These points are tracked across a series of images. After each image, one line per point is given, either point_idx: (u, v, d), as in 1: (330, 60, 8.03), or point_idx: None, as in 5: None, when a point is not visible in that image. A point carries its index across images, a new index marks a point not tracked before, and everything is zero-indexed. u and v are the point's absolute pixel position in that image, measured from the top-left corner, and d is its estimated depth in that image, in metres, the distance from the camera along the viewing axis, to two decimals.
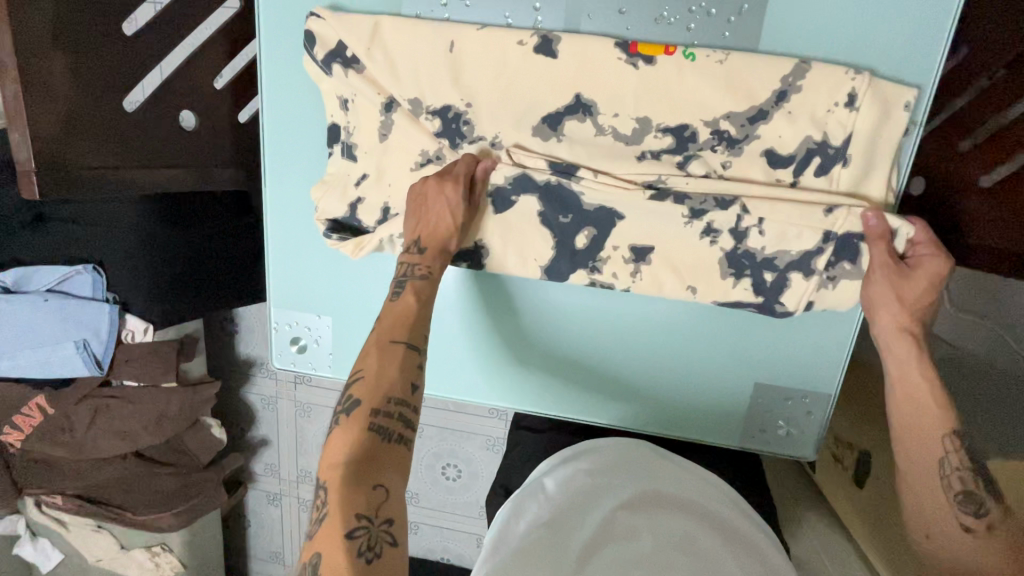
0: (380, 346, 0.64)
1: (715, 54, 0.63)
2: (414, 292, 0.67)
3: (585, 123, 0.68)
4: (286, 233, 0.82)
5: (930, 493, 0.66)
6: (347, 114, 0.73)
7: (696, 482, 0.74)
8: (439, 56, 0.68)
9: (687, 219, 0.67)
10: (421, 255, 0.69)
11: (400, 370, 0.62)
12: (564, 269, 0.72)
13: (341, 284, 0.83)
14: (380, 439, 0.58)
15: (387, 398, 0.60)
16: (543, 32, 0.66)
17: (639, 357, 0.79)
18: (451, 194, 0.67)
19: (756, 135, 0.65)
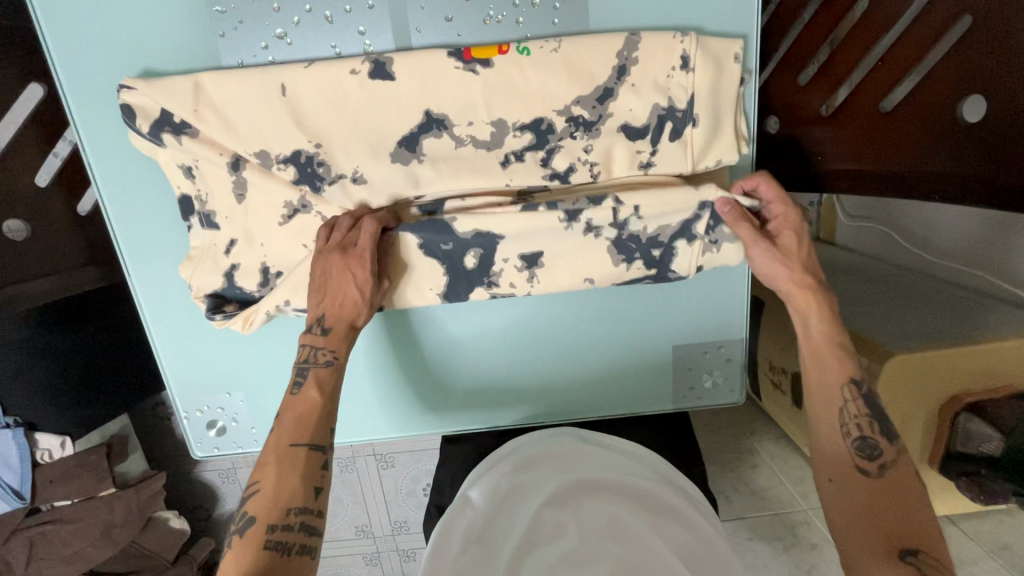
0: (281, 449, 0.62)
1: (548, 44, 0.63)
2: (317, 385, 0.66)
3: (442, 138, 0.66)
4: (169, 317, 0.76)
5: (830, 433, 0.68)
6: (196, 182, 0.68)
7: (622, 462, 0.76)
8: (274, 102, 0.64)
9: (565, 223, 0.67)
10: (324, 337, 0.66)
11: (301, 476, 0.61)
12: (462, 290, 0.71)
13: (243, 354, 0.79)
14: (279, 552, 0.56)
15: (287, 510, 0.58)
16: (374, 57, 0.64)
17: (552, 356, 0.79)
18: (359, 274, 0.65)
19: (608, 113, 0.65)
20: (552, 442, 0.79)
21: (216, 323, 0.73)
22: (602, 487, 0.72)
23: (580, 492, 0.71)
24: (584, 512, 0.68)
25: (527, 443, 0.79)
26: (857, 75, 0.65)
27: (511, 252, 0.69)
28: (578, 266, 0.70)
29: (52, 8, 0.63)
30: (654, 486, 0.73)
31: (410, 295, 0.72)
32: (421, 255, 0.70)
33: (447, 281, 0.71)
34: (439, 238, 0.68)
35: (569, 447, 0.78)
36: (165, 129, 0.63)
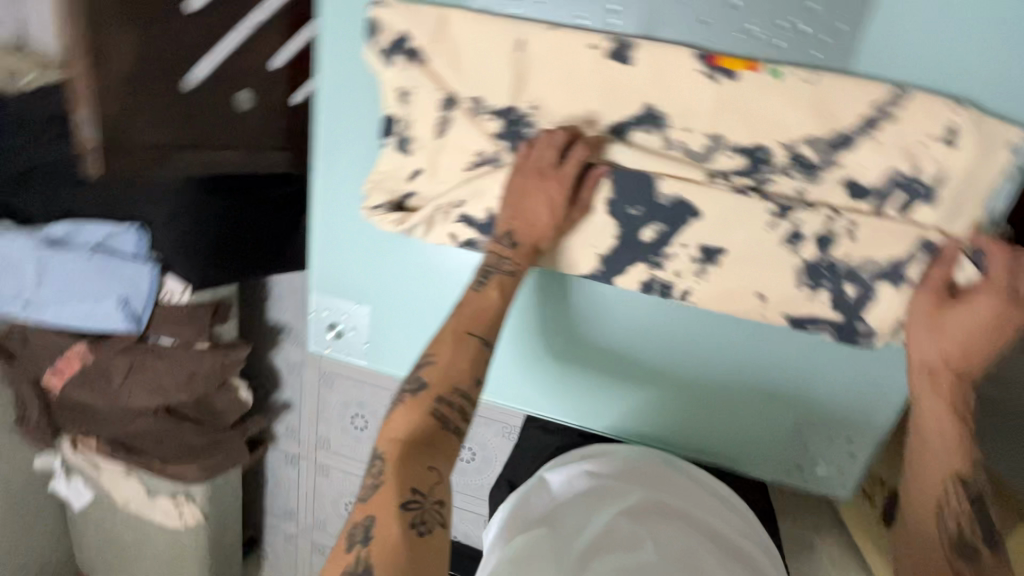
0: (456, 335, 0.70)
1: (803, 74, 0.59)
2: (499, 288, 0.70)
3: (653, 136, 0.65)
4: (333, 220, 0.81)
5: (924, 512, 0.66)
6: (405, 106, 0.71)
7: (711, 505, 0.80)
8: (506, 54, 0.65)
9: (775, 215, 0.63)
10: (512, 248, 0.70)
11: (468, 365, 0.69)
12: (624, 260, 0.70)
13: (380, 276, 0.83)
14: (438, 419, 0.66)
15: (451, 389, 0.67)
16: (619, 37, 0.62)
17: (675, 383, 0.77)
18: (554, 190, 0.66)
19: (837, 163, 0.61)
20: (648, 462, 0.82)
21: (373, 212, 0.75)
22: (683, 514, 0.76)
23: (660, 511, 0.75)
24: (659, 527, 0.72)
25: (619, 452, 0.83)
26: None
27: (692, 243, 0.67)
28: (741, 300, 0.68)
29: None
30: (733, 540, 0.76)
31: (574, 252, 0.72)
32: (604, 213, 0.69)
33: (616, 242, 0.69)
34: (630, 201, 0.67)
35: (658, 469, 0.81)
36: (400, 52, 0.66)
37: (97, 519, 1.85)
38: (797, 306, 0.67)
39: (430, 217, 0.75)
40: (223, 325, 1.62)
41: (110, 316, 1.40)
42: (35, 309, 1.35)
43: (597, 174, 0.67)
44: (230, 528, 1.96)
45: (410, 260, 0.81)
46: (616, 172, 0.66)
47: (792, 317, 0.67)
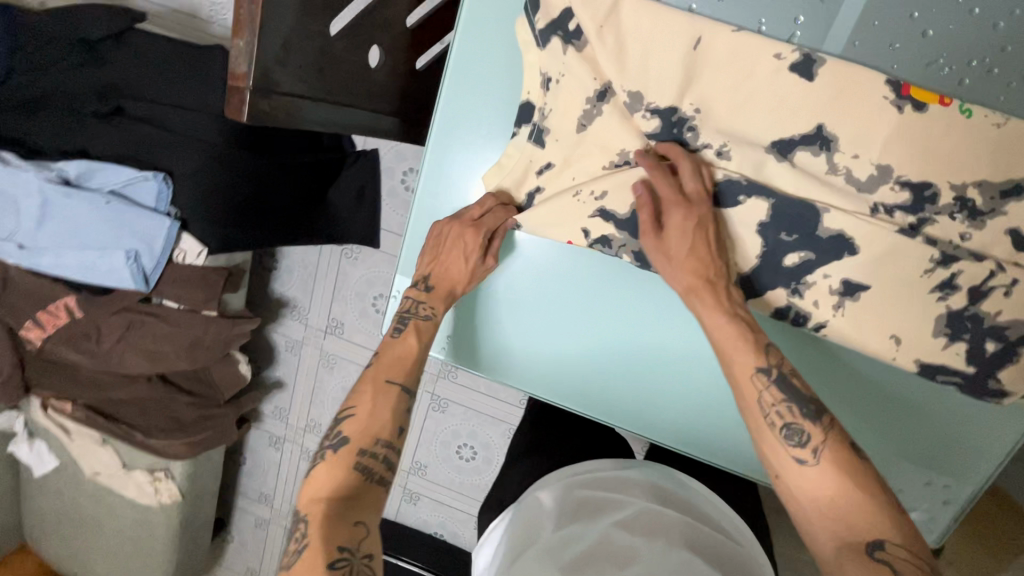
0: (376, 384, 0.70)
1: (993, 116, 0.57)
2: (416, 334, 0.74)
3: (819, 158, 0.61)
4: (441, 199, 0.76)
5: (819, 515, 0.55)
6: (546, 94, 0.66)
7: (693, 506, 0.82)
8: (680, 51, 0.61)
9: (934, 265, 0.61)
10: (427, 293, 0.76)
11: (393, 411, 0.69)
12: (761, 286, 0.67)
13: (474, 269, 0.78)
14: (365, 472, 0.64)
15: (375, 440, 0.67)
16: (805, 49, 0.59)
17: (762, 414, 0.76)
18: (469, 243, 0.71)
19: (1004, 211, 0.59)
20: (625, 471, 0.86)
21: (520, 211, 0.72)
22: (682, 528, 0.73)
23: (657, 514, 0.75)
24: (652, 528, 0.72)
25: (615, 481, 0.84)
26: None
27: (835, 277, 0.64)
28: (875, 342, 0.65)
29: None
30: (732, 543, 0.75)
31: None
32: (752, 233, 0.65)
33: (755, 266, 0.66)
34: (786, 227, 0.64)
35: (655, 496, 0.81)
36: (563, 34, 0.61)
37: (55, 490, 1.67)
38: (931, 354, 0.64)
39: (566, 201, 0.68)
40: (232, 294, 1.49)
41: (115, 270, 1.24)
42: (29, 252, 1.23)
43: (751, 193, 0.63)
44: (203, 511, 1.82)
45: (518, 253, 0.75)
46: (745, 181, 0.63)
47: (925, 364, 0.64)
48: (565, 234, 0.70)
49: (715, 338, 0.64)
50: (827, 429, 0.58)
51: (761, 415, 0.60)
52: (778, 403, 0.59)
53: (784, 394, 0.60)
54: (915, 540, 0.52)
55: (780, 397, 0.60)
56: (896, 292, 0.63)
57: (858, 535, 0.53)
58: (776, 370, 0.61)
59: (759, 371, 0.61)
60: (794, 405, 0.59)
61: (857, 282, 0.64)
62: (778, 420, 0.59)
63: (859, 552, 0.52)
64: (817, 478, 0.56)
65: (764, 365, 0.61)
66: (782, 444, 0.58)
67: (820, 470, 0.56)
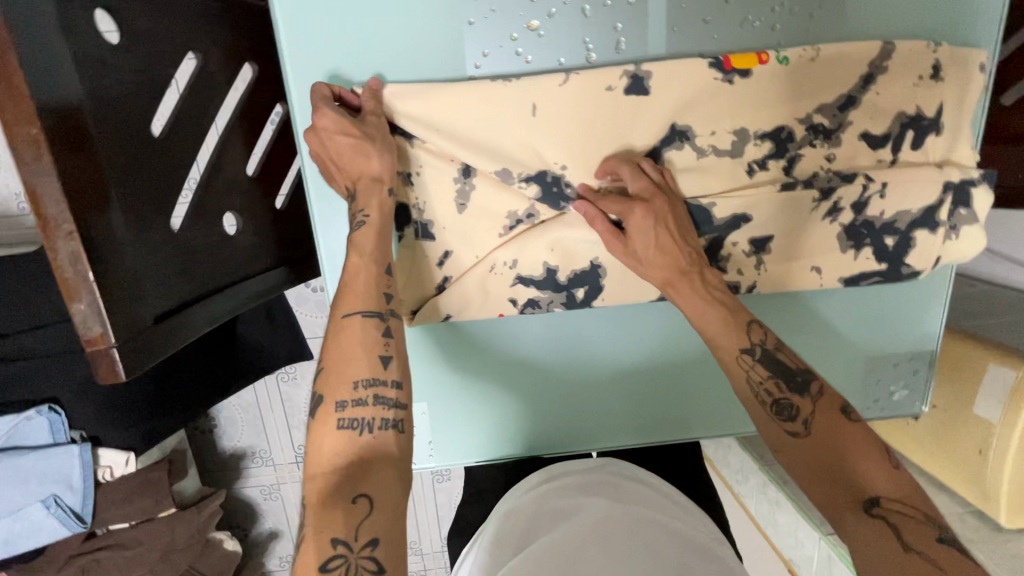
0: (336, 322, 0.58)
1: (808, 52, 0.61)
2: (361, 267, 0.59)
3: (684, 150, 0.64)
4: None
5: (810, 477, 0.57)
6: (413, 189, 0.64)
7: (666, 506, 0.76)
8: (517, 111, 0.61)
9: (816, 202, 0.65)
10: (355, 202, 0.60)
11: (369, 362, 0.56)
12: None
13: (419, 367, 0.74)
14: (352, 429, 0.54)
15: (355, 385, 0.55)
16: (631, 70, 0.60)
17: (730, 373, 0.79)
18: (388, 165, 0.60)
19: (849, 122, 0.64)
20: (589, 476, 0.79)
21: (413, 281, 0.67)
22: (658, 524, 0.70)
23: (629, 519, 0.69)
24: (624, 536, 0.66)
25: (575, 475, 0.80)
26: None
27: (742, 238, 0.67)
28: (801, 277, 0.69)
29: None
30: (706, 537, 0.71)
31: (635, 287, 0.68)
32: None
33: None
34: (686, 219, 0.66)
35: (614, 488, 0.77)
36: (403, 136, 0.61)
37: None
38: (848, 269, 0.69)
39: (482, 277, 0.67)
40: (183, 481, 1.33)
41: (39, 527, 1.00)
42: None
43: None
44: None
45: (468, 334, 0.73)
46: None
47: (847, 278, 0.69)
48: (493, 308, 0.68)
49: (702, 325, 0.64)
50: (814, 400, 0.59)
51: (754, 395, 0.61)
52: (766, 381, 0.61)
53: (772, 371, 0.61)
54: (909, 488, 0.52)
55: (767, 373, 0.61)
56: (799, 228, 0.67)
57: (860, 491, 0.53)
58: (759, 349, 0.62)
59: (744, 352, 0.62)
60: (780, 379, 0.60)
61: (764, 234, 0.67)
62: (769, 396, 0.60)
63: (856, 505, 0.52)
64: (815, 449, 0.56)
65: (748, 346, 0.62)
66: (774, 419, 0.59)
67: (810, 441, 0.57)
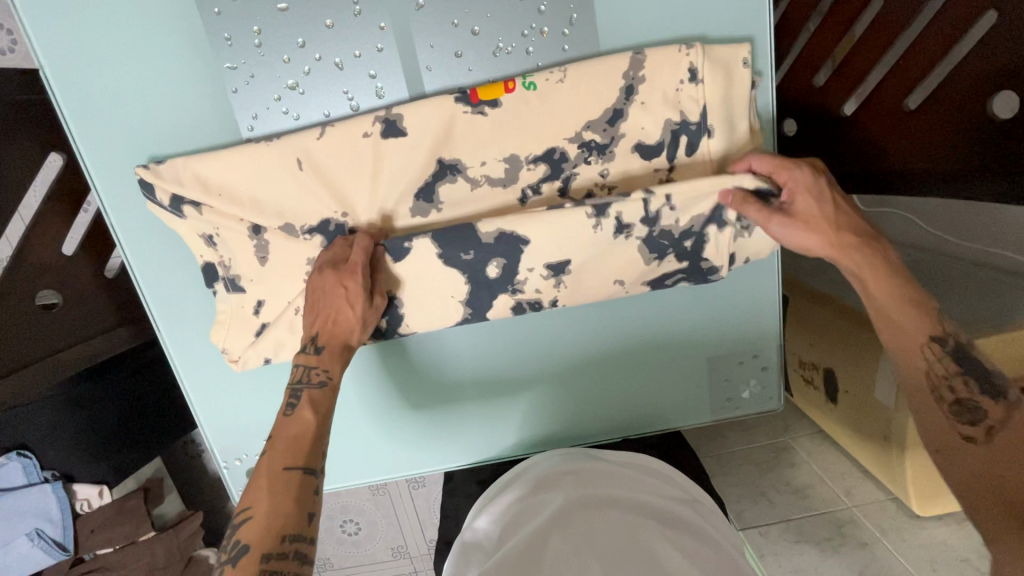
0: (268, 474, 0.53)
1: (554, 74, 0.61)
2: (311, 405, 0.59)
3: (458, 183, 0.65)
4: (182, 335, 0.74)
5: (976, 465, 0.53)
6: (217, 249, 0.68)
7: (632, 477, 0.77)
8: (288, 173, 0.64)
9: (594, 219, 0.63)
10: (318, 356, 0.61)
11: (295, 498, 0.53)
12: (485, 298, 0.68)
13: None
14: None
15: (281, 537, 0.50)
16: (384, 115, 0.63)
17: (583, 382, 0.80)
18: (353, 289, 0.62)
19: (621, 134, 0.63)
20: (549, 469, 0.78)
21: (230, 334, 0.72)
22: (622, 501, 0.71)
23: (589, 506, 0.69)
24: (585, 524, 0.66)
25: (539, 467, 0.80)
26: (883, 64, 0.62)
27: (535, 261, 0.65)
28: (606, 289, 0.69)
29: (67, 80, 0.63)
30: (673, 504, 0.72)
31: (440, 317, 0.69)
32: (443, 265, 0.65)
33: (469, 288, 0.67)
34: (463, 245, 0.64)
35: (578, 469, 0.78)
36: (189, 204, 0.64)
37: None
38: (651, 273, 0.68)
39: (292, 322, 0.70)
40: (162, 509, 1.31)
41: (21, 564, 0.98)
42: None
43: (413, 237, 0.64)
44: None
45: None
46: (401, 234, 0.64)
47: (651, 281, 0.69)
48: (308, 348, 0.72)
49: (878, 301, 0.61)
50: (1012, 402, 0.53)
51: (930, 388, 0.57)
52: (952, 376, 0.56)
53: (961, 366, 0.56)
54: None
55: (955, 369, 0.56)
56: None
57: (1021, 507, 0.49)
58: (953, 339, 0.57)
59: (933, 341, 0.58)
60: (976, 379, 0.55)
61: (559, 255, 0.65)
62: (950, 391, 0.56)
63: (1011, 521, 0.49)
64: (987, 456, 0.52)
65: (939, 335, 0.58)
66: (950, 420, 0.56)
67: (984, 450, 0.53)
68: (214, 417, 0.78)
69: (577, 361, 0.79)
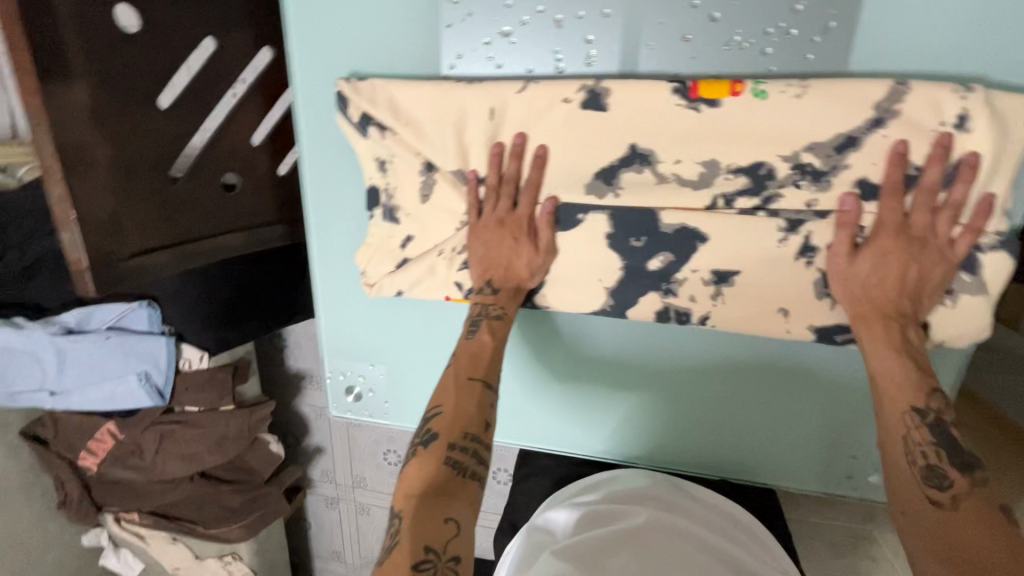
0: (455, 381, 0.60)
1: (791, 88, 0.55)
2: (490, 331, 0.63)
3: (644, 173, 0.61)
4: (330, 248, 0.77)
5: (941, 523, 0.47)
6: (386, 175, 0.69)
7: (717, 522, 0.73)
8: (480, 122, 0.64)
9: (783, 233, 0.60)
10: (494, 296, 0.66)
11: (476, 405, 0.58)
12: (633, 294, 0.66)
13: (425, 342, 0.79)
14: (455, 469, 0.53)
15: (464, 433, 0.56)
16: (590, 84, 0.60)
17: (688, 411, 0.76)
18: (518, 230, 0.65)
19: (845, 166, 0.56)
20: (632, 482, 0.76)
21: (374, 258, 0.73)
22: (701, 539, 0.67)
23: (667, 532, 0.66)
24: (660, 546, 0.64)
25: (622, 480, 0.78)
26: None
27: (699, 264, 0.63)
28: (763, 322, 0.64)
29: None
30: (757, 563, 0.67)
31: (579, 296, 0.67)
32: (605, 248, 0.65)
33: (622, 277, 0.65)
34: (633, 231, 0.63)
35: (660, 490, 0.75)
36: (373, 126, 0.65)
37: None
38: (824, 314, 0.62)
39: (435, 263, 0.71)
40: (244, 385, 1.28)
41: (124, 398, 0.96)
42: (54, 399, 0.93)
43: (587, 209, 0.64)
44: None
45: (425, 318, 0.78)
46: (580, 204, 0.64)
47: (820, 329, 0.63)
48: (441, 291, 0.72)
49: (871, 369, 0.57)
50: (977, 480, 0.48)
51: (902, 451, 0.52)
52: (927, 446, 0.51)
53: (935, 437, 0.51)
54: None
55: (931, 440, 0.51)
56: (767, 270, 0.61)
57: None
58: (936, 416, 0.52)
59: (913, 410, 0.53)
60: (946, 450, 0.50)
61: (728, 264, 0.62)
62: (921, 457, 0.51)
63: None
64: (951, 525, 0.47)
65: (925, 413, 0.53)
66: (921, 483, 0.50)
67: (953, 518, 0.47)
68: (336, 328, 0.82)
69: (688, 386, 0.75)
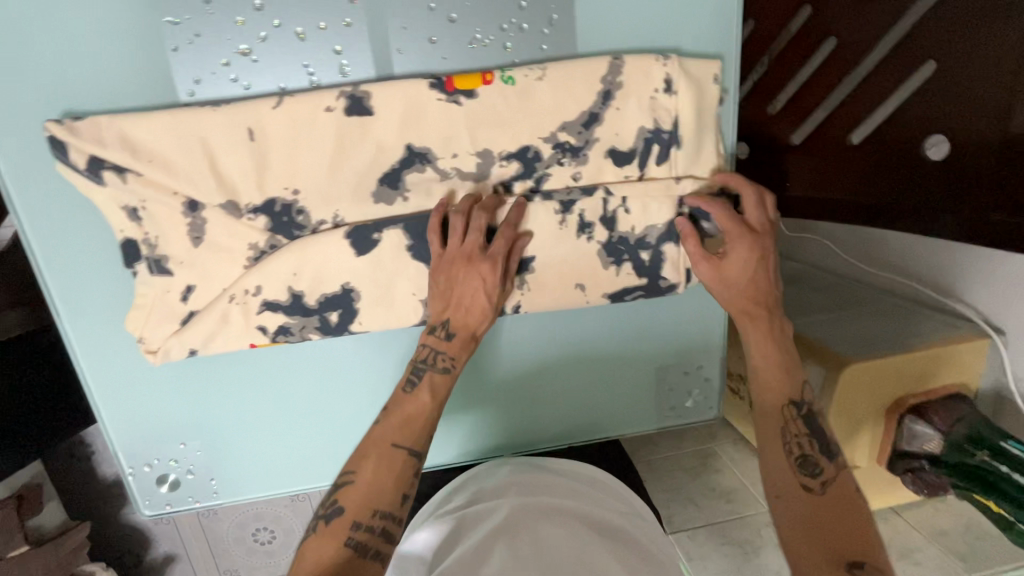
0: (376, 442, 0.59)
1: (533, 72, 0.60)
2: (430, 388, 0.61)
3: (425, 174, 0.62)
4: (90, 322, 0.64)
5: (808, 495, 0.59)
6: (142, 225, 0.60)
7: (575, 485, 0.78)
8: (238, 147, 0.58)
9: (561, 216, 0.64)
10: (448, 341, 0.62)
11: (398, 477, 0.58)
12: None
13: (239, 400, 0.70)
14: (358, 550, 0.54)
15: (373, 511, 0.56)
16: (348, 92, 0.59)
17: (515, 401, 0.78)
18: (484, 269, 0.60)
19: (595, 138, 0.63)
20: (495, 479, 0.78)
21: (152, 322, 0.63)
22: (564, 509, 0.72)
23: (533, 515, 0.70)
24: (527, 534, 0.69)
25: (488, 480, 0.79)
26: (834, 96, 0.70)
27: None
28: (566, 295, 0.68)
29: None
30: (613, 513, 0.74)
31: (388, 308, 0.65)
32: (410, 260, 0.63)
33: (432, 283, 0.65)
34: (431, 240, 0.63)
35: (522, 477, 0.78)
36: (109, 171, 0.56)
37: None
38: (612, 283, 0.68)
39: (225, 312, 0.63)
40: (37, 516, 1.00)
41: None
42: None
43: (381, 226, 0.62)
44: None
45: (233, 373, 0.69)
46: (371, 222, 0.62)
47: (613, 292, 0.69)
48: (243, 341, 0.65)
49: (757, 363, 0.65)
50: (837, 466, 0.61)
51: (784, 441, 0.62)
52: (801, 435, 0.62)
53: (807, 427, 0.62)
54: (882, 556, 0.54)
55: (804, 430, 0.63)
56: (557, 248, 0.65)
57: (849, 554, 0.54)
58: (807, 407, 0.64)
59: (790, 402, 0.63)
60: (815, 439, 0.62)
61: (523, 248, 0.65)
62: (798, 447, 0.61)
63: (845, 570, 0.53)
64: (815, 504, 0.58)
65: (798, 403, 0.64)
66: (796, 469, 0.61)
67: (824, 500, 0.58)
68: (124, 414, 0.69)
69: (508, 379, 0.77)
